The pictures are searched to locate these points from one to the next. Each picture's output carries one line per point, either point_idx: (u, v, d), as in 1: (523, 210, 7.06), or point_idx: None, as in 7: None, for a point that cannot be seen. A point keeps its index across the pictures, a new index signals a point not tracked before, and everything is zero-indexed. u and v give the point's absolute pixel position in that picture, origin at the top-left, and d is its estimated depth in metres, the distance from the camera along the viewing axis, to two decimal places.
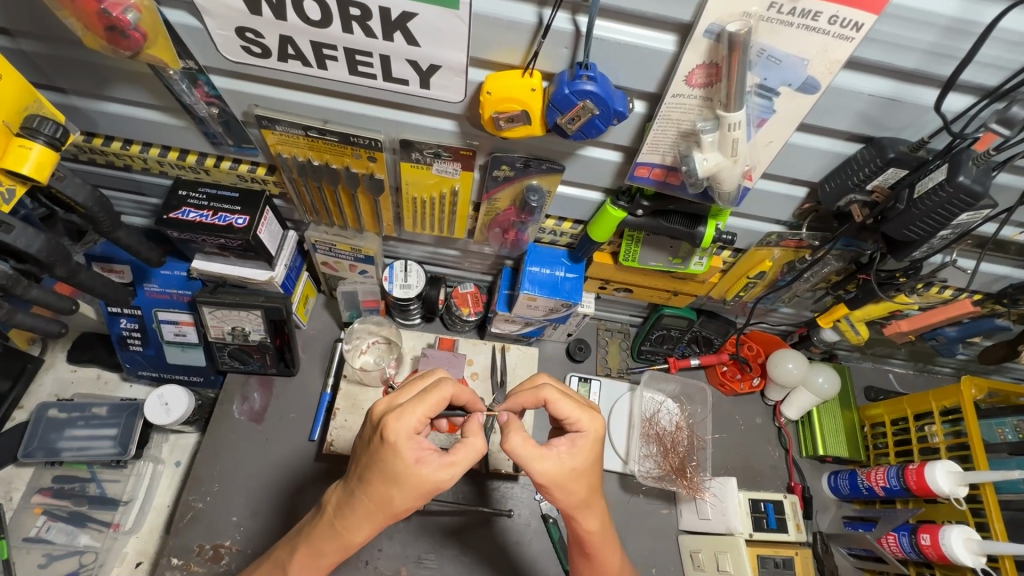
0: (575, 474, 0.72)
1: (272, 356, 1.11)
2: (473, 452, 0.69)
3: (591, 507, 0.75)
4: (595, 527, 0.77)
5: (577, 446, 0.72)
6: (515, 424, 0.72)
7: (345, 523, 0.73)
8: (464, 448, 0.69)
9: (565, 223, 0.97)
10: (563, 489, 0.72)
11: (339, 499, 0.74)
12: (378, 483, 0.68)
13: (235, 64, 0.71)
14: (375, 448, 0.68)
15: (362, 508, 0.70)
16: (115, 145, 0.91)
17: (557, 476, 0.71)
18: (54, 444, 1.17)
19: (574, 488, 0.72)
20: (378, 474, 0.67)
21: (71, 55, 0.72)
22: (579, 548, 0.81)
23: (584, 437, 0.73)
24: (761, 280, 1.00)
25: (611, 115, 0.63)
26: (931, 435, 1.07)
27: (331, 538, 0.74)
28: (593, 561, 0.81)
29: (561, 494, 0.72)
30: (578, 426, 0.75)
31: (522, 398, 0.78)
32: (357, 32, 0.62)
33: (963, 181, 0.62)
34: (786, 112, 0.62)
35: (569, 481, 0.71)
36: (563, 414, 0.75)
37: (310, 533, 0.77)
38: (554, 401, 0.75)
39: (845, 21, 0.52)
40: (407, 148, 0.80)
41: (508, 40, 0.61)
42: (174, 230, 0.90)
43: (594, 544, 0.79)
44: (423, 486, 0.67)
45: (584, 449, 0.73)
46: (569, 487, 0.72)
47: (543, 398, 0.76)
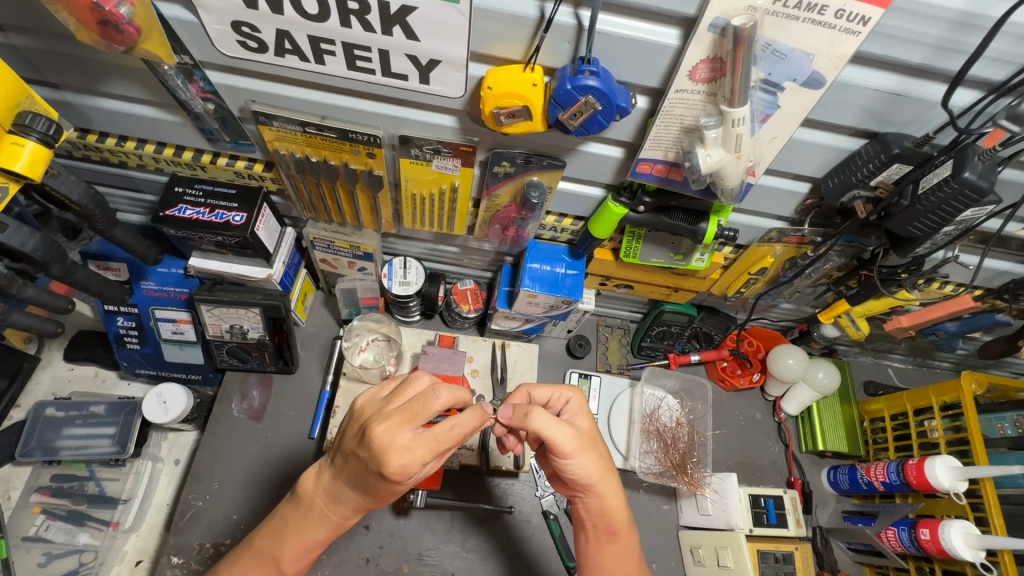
0: (589, 437, 0.76)
1: (271, 353, 1.11)
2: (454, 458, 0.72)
3: (611, 474, 0.78)
4: (618, 497, 0.79)
5: (575, 412, 0.79)
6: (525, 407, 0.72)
7: (335, 509, 0.76)
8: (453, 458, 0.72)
9: (565, 219, 0.96)
10: (586, 453, 0.74)
11: (326, 491, 0.76)
12: (373, 493, 0.71)
13: (231, 59, 0.70)
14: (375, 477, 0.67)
15: (352, 499, 0.74)
16: (109, 142, 0.89)
17: (580, 439, 0.74)
18: (52, 442, 1.16)
19: (596, 451, 0.76)
20: (373, 481, 0.69)
21: (64, 49, 0.71)
22: (603, 530, 0.80)
23: (575, 404, 0.79)
24: (763, 276, 1.00)
25: (613, 110, 0.62)
26: (932, 430, 1.06)
27: (320, 523, 0.77)
28: (618, 542, 0.80)
29: (586, 460, 0.74)
30: (566, 398, 0.80)
31: (512, 399, 0.81)
32: (356, 26, 0.61)
33: (968, 176, 0.61)
34: (790, 107, 0.61)
35: (587, 445, 0.75)
36: (548, 397, 0.81)
37: (296, 521, 0.78)
38: (537, 386, 0.81)
39: (852, 15, 0.51)
40: (406, 145, 0.79)
41: (508, 35, 0.61)
42: (171, 227, 0.89)
43: (618, 518, 0.79)
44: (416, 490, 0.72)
45: (582, 413, 0.79)
46: (591, 447, 0.75)
47: (527, 391, 0.81)
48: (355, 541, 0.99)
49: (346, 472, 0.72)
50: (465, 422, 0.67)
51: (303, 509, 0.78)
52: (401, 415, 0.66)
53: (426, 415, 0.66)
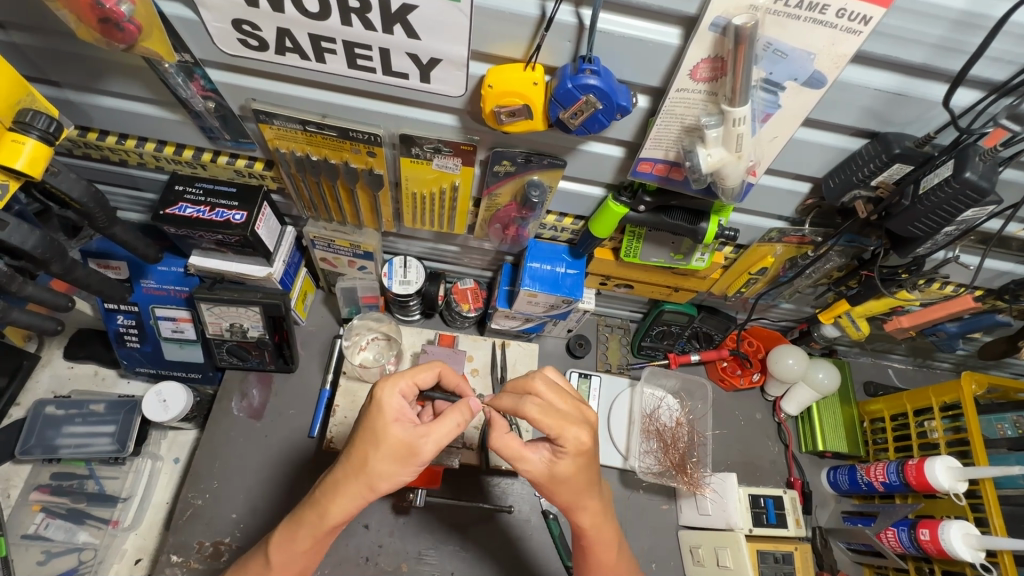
0: (560, 479, 0.73)
1: (270, 352, 1.11)
2: (451, 428, 0.69)
3: (583, 507, 0.77)
4: (589, 524, 0.78)
5: (563, 454, 0.71)
6: (499, 426, 0.72)
7: (322, 496, 0.70)
8: (447, 419, 0.69)
9: (565, 219, 0.96)
10: (553, 488, 0.74)
11: (322, 477, 0.73)
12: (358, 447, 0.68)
13: (232, 58, 0.69)
14: (363, 411, 0.70)
15: (339, 478, 0.69)
16: (110, 140, 0.89)
17: (544, 475, 0.73)
18: (52, 440, 1.16)
19: (559, 490, 0.74)
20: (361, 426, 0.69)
21: (65, 47, 0.71)
22: (576, 540, 0.83)
23: (568, 450, 0.71)
24: (763, 276, 1.00)
25: (613, 109, 0.62)
26: (931, 430, 1.06)
27: (308, 513, 0.71)
28: (589, 555, 0.82)
29: (550, 492, 0.75)
30: (562, 439, 0.71)
31: (504, 401, 0.75)
32: (357, 24, 0.61)
33: (969, 177, 0.61)
34: (791, 107, 0.61)
35: (550, 484, 0.73)
36: (547, 431, 0.71)
37: (294, 517, 0.74)
38: (537, 415, 0.70)
39: (854, 14, 0.51)
40: (406, 143, 0.79)
41: (509, 33, 0.60)
42: (171, 225, 0.89)
43: (583, 537, 0.81)
44: (400, 449, 0.67)
45: (571, 456, 0.71)
46: (556, 487, 0.74)
47: (524, 412, 0.71)
48: (354, 540, 0.99)
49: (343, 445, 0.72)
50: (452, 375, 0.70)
51: (300, 504, 0.75)
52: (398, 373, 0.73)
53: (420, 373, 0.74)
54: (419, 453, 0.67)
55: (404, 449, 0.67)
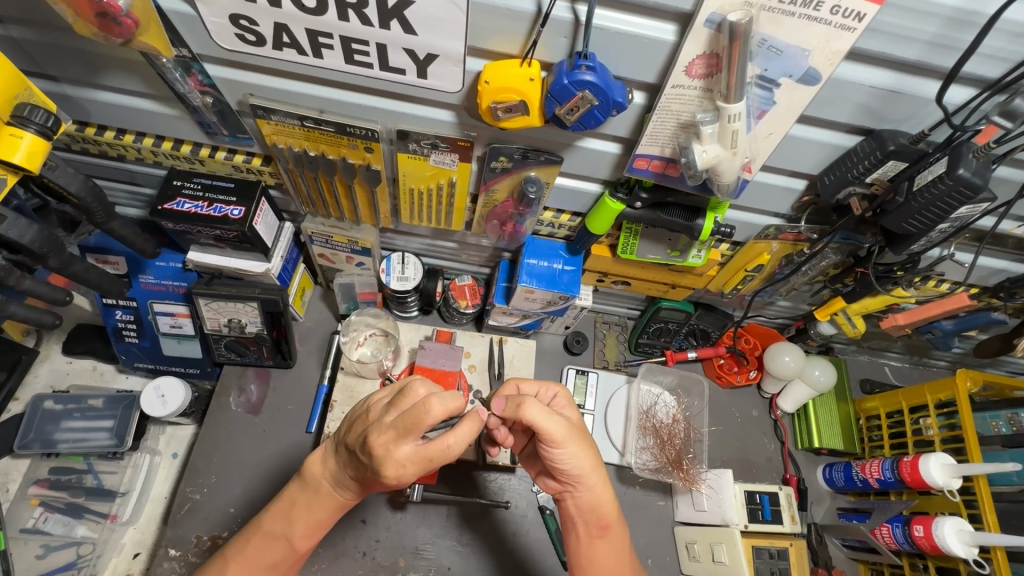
0: (579, 428, 0.77)
1: (268, 347, 1.11)
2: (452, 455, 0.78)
3: (601, 469, 0.79)
4: (607, 494, 0.79)
5: (562, 403, 0.81)
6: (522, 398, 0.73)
7: (340, 492, 0.79)
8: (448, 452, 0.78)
9: (563, 216, 0.96)
10: (578, 445, 0.75)
11: (333, 474, 0.79)
12: (372, 483, 0.74)
13: (229, 53, 0.70)
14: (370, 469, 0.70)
15: (355, 485, 0.77)
16: (108, 135, 0.89)
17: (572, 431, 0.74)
18: (50, 435, 1.16)
19: (586, 442, 0.77)
20: (372, 477, 0.72)
21: (62, 42, 0.71)
22: (594, 525, 0.80)
23: (562, 398, 0.82)
24: (759, 274, 1.00)
25: (609, 105, 0.62)
26: (927, 428, 1.08)
27: (325, 505, 0.79)
28: (609, 535, 0.81)
29: (576, 453, 0.75)
30: (553, 393, 0.83)
31: (500, 392, 0.82)
32: (354, 20, 0.61)
33: (963, 173, 0.61)
34: (786, 103, 0.61)
35: (580, 433, 0.76)
36: (535, 391, 0.83)
37: (303, 503, 0.80)
38: (524, 381, 0.83)
39: (847, 11, 0.51)
40: (404, 139, 0.79)
41: (506, 30, 0.61)
42: (169, 220, 0.89)
43: (608, 512, 0.80)
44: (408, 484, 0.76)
45: (568, 406, 0.82)
46: (582, 442, 0.76)
47: (517, 385, 0.82)
48: (351, 535, 0.99)
49: (349, 463, 0.75)
50: (460, 434, 0.68)
51: (309, 490, 0.80)
52: (397, 429, 0.66)
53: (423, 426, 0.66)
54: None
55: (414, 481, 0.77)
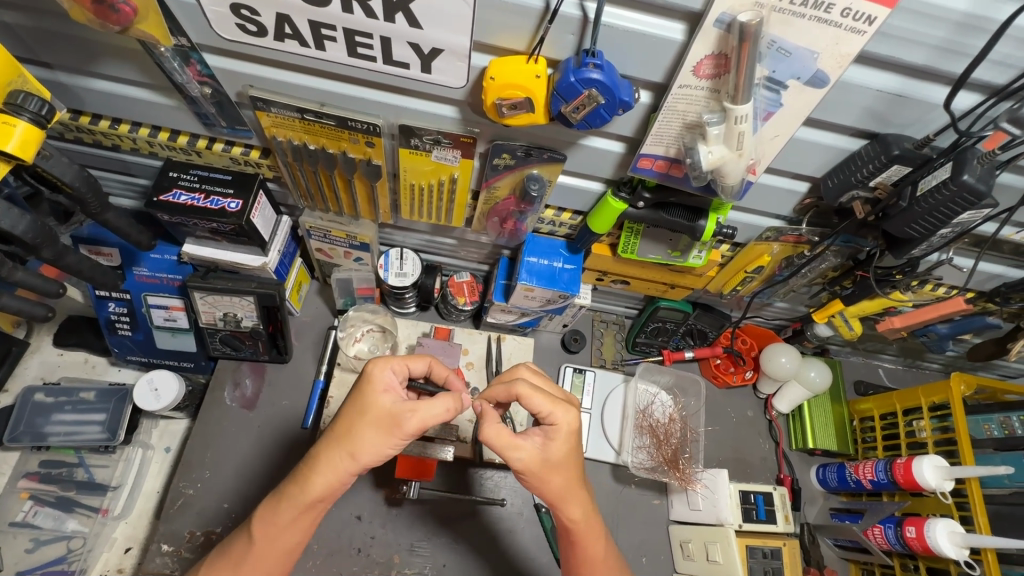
0: (552, 465, 0.72)
1: (264, 342, 1.11)
2: (440, 410, 0.70)
3: (574, 497, 0.75)
4: (578, 516, 0.76)
5: (553, 435, 0.73)
6: (488, 413, 0.72)
7: (310, 466, 0.71)
8: (436, 403, 0.70)
9: (564, 214, 0.96)
10: (544, 476, 0.73)
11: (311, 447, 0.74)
12: (347, 415, 0.70)
13: (229, 43, 0.68)
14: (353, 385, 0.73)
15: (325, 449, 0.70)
16: (103, 124, 0.87)
17: (533, 464, 0.72)
18: (41, 428, 1.15)
19: (552, 478, 0.73)
20: (349, 401, 0.71)
21: (57, 28, 0.69)
22: (564, 536, 0.80)
23: (557, 430, 0.73)
24: (759, 275, 1.00)
25: (616, 104, 0.62)
26: (919, 430, 1.09)
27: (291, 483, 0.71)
28: (578, 549, 0.80)
29: (539, 484, 0.73)
30: (551, 419, 0.74)
31: (497, 389, 0.78)
32: (358, 12, 0.60)
33: (967, 179, 0.61)
34: (793, 106, 0.61)
35: (545, 470, 0.72)
36: (536, 408, 0.74)
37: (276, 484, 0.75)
38: (526, 395, 0.74)
39: (858, 14, 0.51)
40: (406, 134, 0.78)
41: (512, 25, 0.60)
42: (164, 212, 0.88)
43: (578, 531, 0.78)
44: (384, 418, 0.69)
45: (560, 438, 0.73)
46: (550, 475, 0.73)
47: (515, 391, 0.76)
48: (346, 531, 0.99)
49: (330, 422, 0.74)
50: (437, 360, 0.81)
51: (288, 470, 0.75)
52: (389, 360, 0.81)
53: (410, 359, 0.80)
54: (402, 424, 0.69)
55: (390, 417, 0.69)
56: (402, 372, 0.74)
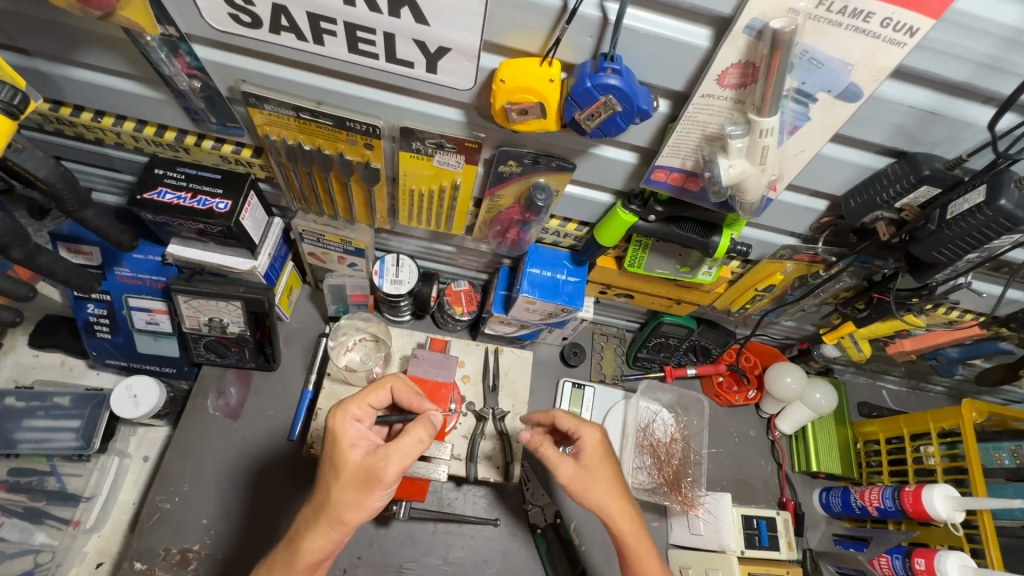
0: (589, 472, 0.76)
1: (251, 349, 1.06)
2: (412, 443, 0.69)
3: (619, 509, 0.75)
4: (629, 531, 0.74)
5: (585, 445, 0.78)
6: (537, 438, 0.79)
7: (297, 536, 0.69)
8: (406, 442, 0.69)
9: (569, 224, 0.91)
10: (588, 486, 0.75)
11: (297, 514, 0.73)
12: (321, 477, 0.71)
13: (222, 34, 0.64)
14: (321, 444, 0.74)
15: (307, 515, 0.69)
16: (84, 116, 0.82)
17: (573, 476, 0.76)
18: (10, 434, 1.08)
19: (595, 487, 0.75)
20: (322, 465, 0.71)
21: (36, 13, 0.64)
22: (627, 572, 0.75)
23: (585, 444, 0.79)
24: (769, 293, 0.96)
25: (633, 112, 0.58)
26: (927, 456, 1.05)
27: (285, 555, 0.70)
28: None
29: (583, 495, 0.75)
30: (580, 432, 0.80)
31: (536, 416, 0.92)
32: (360, 5, 0.56)
33: (1004, 204, 0.58)
34: (821, 120, 0.58)
35: (582, 481, 0.75)
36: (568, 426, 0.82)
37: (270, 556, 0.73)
38: (558, 416, 0.83)
39: (900, 24, 0.48)
40: (407, 137, 0.74)
41: (526, 25, 0.56)
42: (147, 211, 0.83)
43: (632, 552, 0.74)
44: (357, 472, 0.68)
45: (591, 449, 0.78)
46: (589, 486, 0.75)
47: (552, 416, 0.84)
48: None
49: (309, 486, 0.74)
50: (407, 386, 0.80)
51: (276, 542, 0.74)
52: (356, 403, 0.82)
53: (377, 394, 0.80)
54: (381, 474, 0.67)
55: (364, 472, 0.68)
56: (365, 414, 0.74)
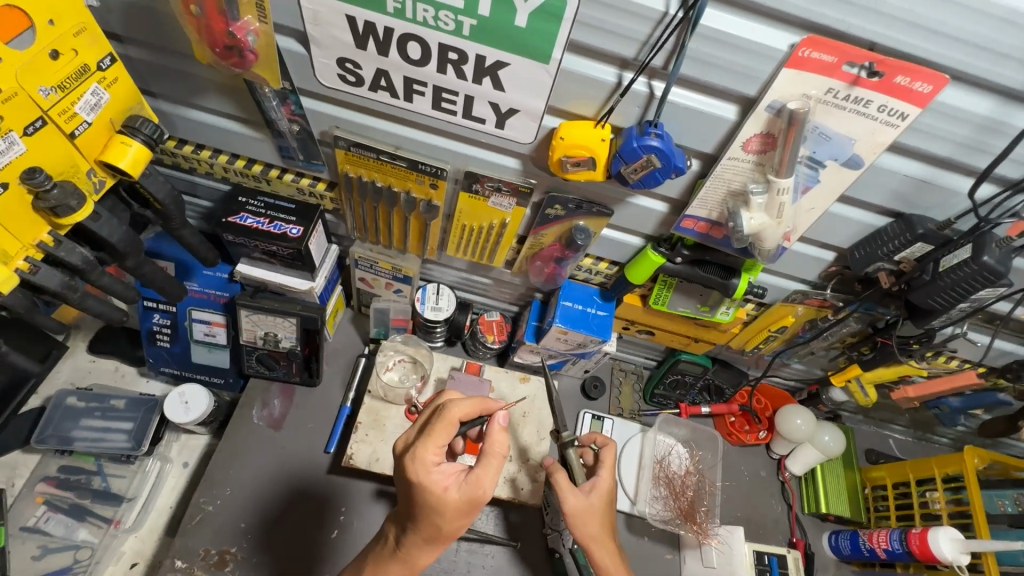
0: (591, 509, 0.84)
1: (298, 364, 1.14)
2: (496, 469, 0.77)
3: (605, 549, 0.83)
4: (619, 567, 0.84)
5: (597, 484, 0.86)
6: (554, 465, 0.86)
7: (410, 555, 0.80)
8: (490, 466, 0.77)
9: (601, 263, 1.01)
10: (584, 521, 0.83)
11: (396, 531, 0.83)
12: (419, 518, 0.77)
13: (327, 89, 0.76)
14: (406, 488, 0.77)
15: (415, 540, 0.79)
16: (186, 148, 0.95)
17: (579, 508, 0.83)
18: (68, 432, 1.16)
19: (590, 521, 0.84)
20: (415, 507, 0.77)
21: (175, 65, 0.78)
22: None
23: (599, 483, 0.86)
24: (782, 335, 1.04)
25: (670, 169, 0.69)
26: (934, 501, 1.11)
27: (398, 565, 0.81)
28: None
29: (580, 525, 0.83)
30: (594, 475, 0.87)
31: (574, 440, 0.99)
32: (450, 73, 0.69)
33: (987, 260, 0.67)
34: (830, 183, 0.68)
35: (585, 513, 0.83)
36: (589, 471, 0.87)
37: (372, 559, 0.85)
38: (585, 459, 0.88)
39: (893, 110, 0.59)
40: (469, 180, 0.85)
41: (585, 95, 0.68)
42: (230, 233, 0.94)
43: None
44: (459, 506, 0.76)
45: (602, 488, 0.86)
46: (590, 520, 0.83)
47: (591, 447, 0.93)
48: None
49: (401, 516, 0.81)
50: (463, 404, 0.81)
51: (378, 546, 0.86)
52: (415, 430, 0.83)
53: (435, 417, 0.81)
54: (481, 501, 0.76)
55: (467, 505, 0.75)
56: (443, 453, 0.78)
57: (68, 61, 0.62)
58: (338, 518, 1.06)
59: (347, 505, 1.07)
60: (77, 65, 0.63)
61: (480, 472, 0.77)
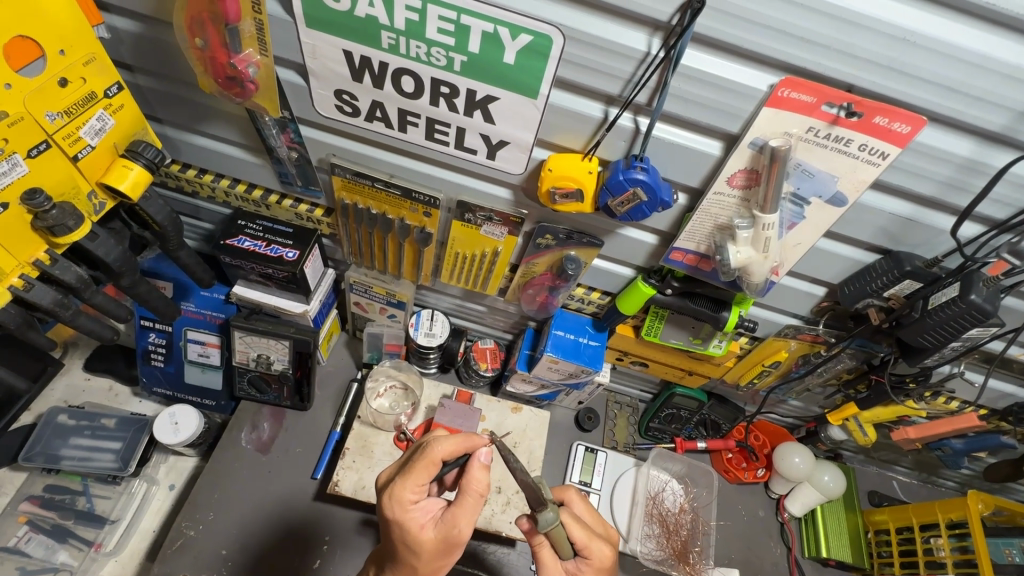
0: None
1: (289, 387, 1.14)
2: (474, 508, 0.74)
3: None
4: None
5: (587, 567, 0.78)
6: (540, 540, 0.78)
7: None
8: (467, 504, 0.74)
9: (593, 293, 1.02)
10: None
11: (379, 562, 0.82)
12: (397, 554, 0.76)
13: (325, 119, 0.79)
14: (385, 525, 0.75)
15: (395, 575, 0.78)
16: (190, 172, 0.98)
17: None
18: (55, 451, 1.15)
19: None
20: (393, 544, 0.76)
21: (182, 93, 0.81)
22: None
23: (590, 564, 0.78)
24: (776, 369, 1.03)
25: (657, 203, 0.70)
26: (938, 548, 1.06)
27: None
28: None
29: None
30: (587, 551, 0.78)
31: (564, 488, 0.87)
32: (442, 106, 0.71)
33: (975, 299, 0.67)
34: (815, 219, 0.69)
35: None
36: (578, 544, 0.77)
37: None
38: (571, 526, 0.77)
39: (873, 149, 0.60)
40: (462, 209, 0.87)
41: (573, 129, 0.70)
42: (228, 255, 0.95)
43: None
44: (436, 546, 0.74)
45: (595, 565, 0.78)
46: None
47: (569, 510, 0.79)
48: None
49: (383, 549, 0.80)
50: (445, 441, 0.76)
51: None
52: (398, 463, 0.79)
53: (416, 453, 0.77)
54: (459, 541, 0.74)
55: (443, 543, 0.74)
56: (421, 492, 0.75)
57: (76, 88, 0.65)
58: (321, 549, 1.03)
59: (331, 535, 1.05)
60: (84, 92, 0.66)
61: (457, 513, 0.73)
